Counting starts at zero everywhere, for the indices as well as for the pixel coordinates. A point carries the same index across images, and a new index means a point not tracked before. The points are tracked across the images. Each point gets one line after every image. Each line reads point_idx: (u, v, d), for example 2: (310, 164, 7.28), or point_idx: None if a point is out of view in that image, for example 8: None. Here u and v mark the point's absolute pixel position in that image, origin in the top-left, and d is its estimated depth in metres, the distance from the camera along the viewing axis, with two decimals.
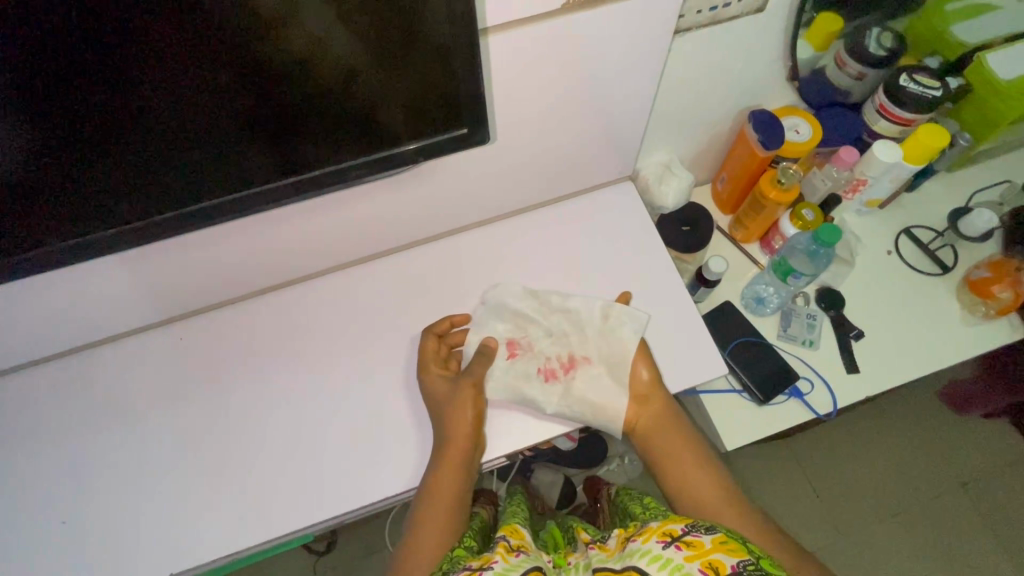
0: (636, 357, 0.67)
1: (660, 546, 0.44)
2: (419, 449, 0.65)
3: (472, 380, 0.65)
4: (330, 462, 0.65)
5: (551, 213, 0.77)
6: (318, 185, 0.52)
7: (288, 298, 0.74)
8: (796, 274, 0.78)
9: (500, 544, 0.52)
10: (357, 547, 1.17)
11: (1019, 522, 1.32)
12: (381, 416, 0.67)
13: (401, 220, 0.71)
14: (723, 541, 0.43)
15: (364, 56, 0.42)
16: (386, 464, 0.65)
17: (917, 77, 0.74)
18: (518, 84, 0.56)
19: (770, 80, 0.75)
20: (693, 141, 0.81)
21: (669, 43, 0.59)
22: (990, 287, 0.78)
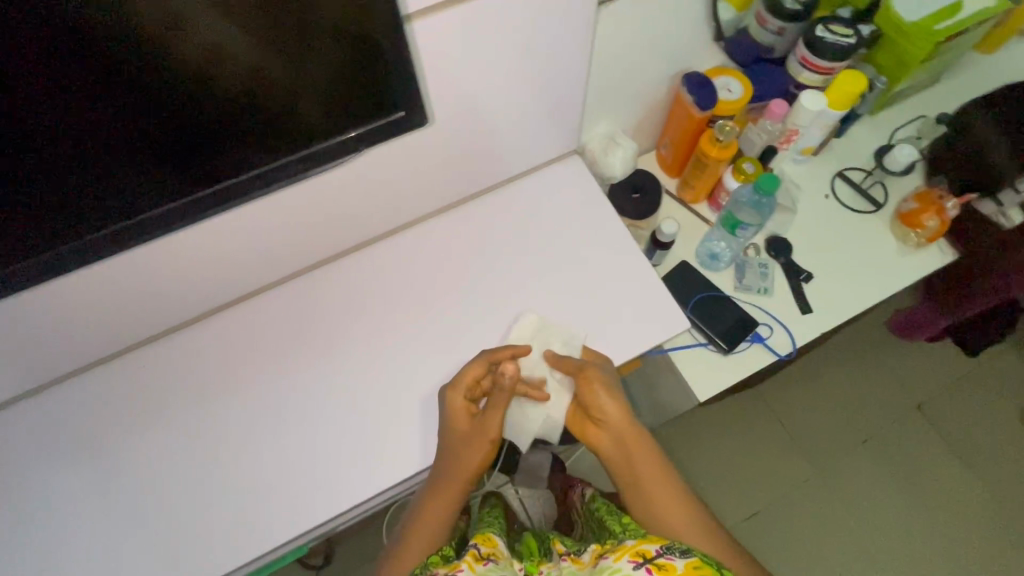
0: (597, 386, 0.65)
1: (631, 567, 0.47)
2: (405, 441, 0.66)
3: (492, 436, 0.64)
4: (313, 469, 0.64)
5: (503, 195, 0.78)
6: (268, 181, 0.52)
7: (253, 310, 0.72)
8: (743, 227, 0.81)
9: (470, 552, 0.56)
10: (354, 553, 1.17)
11: (968, 430, 1.44)
12: (359, 417, 0.66)
13: (359, 215, 0.71)
14: (695, 566, 0.45)
15: (270, 54, 0.41)
16: (375, 461, 0.65)
17: (831, 27, 0.79)
18: (451, 69, 0.56)
19: (698, 41, 0.77)
20: (633, 109, 0.83)
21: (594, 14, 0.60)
22: (919, 217, 0.83)
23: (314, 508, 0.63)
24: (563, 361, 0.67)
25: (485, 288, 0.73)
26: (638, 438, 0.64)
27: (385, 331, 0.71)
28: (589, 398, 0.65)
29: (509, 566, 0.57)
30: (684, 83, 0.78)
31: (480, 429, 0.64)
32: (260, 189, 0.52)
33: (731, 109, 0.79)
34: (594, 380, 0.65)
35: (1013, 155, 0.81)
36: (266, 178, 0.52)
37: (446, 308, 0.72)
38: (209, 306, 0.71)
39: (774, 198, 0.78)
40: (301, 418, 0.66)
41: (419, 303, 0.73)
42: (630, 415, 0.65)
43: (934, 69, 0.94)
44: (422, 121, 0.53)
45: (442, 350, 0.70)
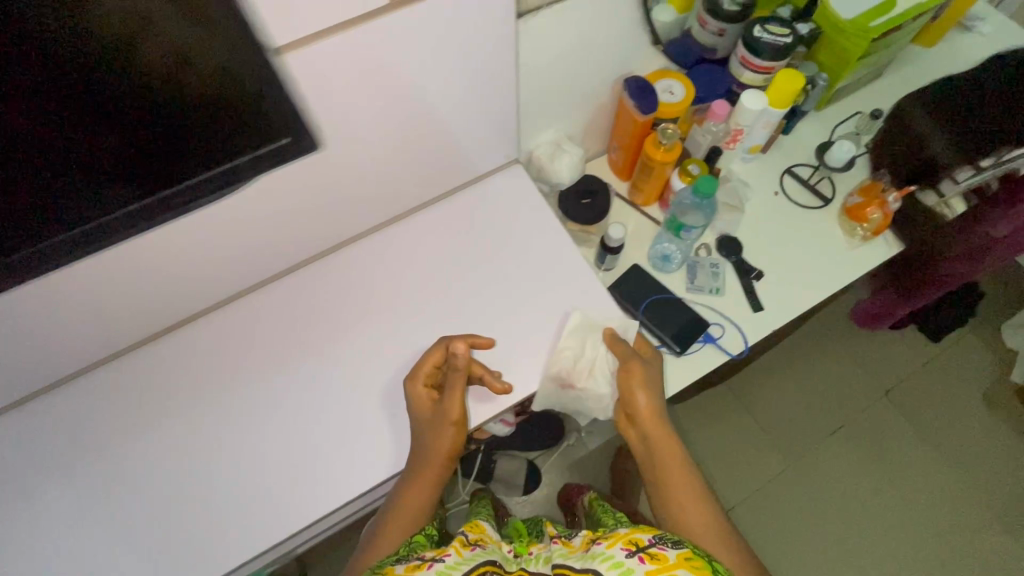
0: (635, 382, 0.66)
1: (624, 554, 0.48)
2: (362, 457, 0.66)
3: (454, 417, 0.64)
4: (262, 492, 0.64)
5: (448, 206, 0.79)
6: (170, 207, 0.51)
7: (204, 330, 0.72)
8: (688, 228, 0.81)
9: (459, 539, 0.56)
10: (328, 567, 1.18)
11: (935, 415, 1.47)
12: (306, 439, 0.66)
13: (306, 230, 0.70)
14: (687, 558, 0.47)
15: (210, 63, 0.41)
16: (326, 480, 0.65)
17: (768, 27, 0.80)
18: (375, 88, 0.56)
19: (636, 46, 0.77)
20: (578, 116, 0.83)
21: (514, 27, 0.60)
22: (864, 210, 0.84)
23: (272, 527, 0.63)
24: (616, 345, 0.68)
25: (437, 299, 0.73)
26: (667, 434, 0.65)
27: (333, 349, 0.71)
28: (627, 392, 0.67)
29: (496, 551, 0.58)
30: (625, 87, 0.78)
31: (443, 414, 0.64)
32: (161, 216, 0.51)
33: (673, 111, 0.80)
34: (636, 374, 0.66)
35: (948, 147, 0.82)
36: (215, 183, 0.51)
37: (398, 320, 0.72)
38: (158, 328, 0.70)
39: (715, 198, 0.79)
40: (257, 438, 0.66)
41: (367, 318, 0.72)
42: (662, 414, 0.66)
43: (876, 64, 0.95)
44: (309, 146, 0.52)
45: (396, 363, 0.70)
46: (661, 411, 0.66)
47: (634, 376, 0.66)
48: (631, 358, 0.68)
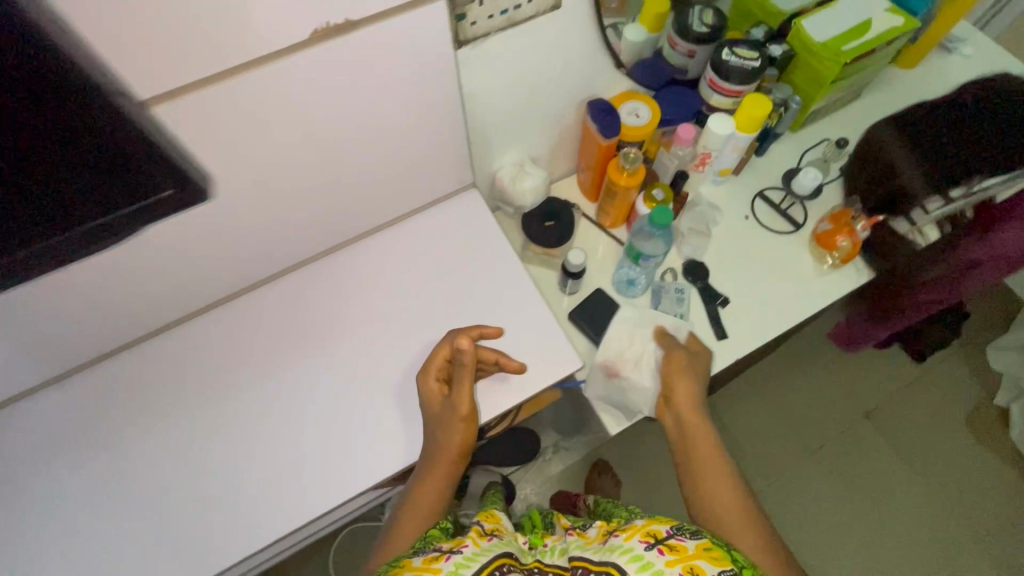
0: (676, 369, 0.68)
1: (643, 547, 0.47)
2: (312, 484, 0.66)
3: (463, 411, 0.64)
4: (203, 521, 0.64)
5: (406, 228, 0.78)
6: (42, 262, 0.47)
7: (157, 350, 0.71)
8: (645, 257, 0.78)
9: (473, 529, 0.54)
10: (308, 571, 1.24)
11: (916, 436, 1.45)
12: (249, 467, 0.66)
13: (261, 252, 0.69)
14: (707, 548, 0.47)
15: (36, 138, 0.36)
16: (269, 508, 0.65)
17: (737, 50, 0.78)
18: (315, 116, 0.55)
19: (600, 71, 0.74)
20: (542, 139, 0.81)
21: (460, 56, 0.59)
22: (833, 238, 0.83)
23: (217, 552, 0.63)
24: (666, 338, 0.73)
25: (396, 324, 0.73)
26: (702, 421, 0.63)
27: (284, 374, 0.70)
28: (669, 375, 0.68)
29: (513, 542, 0.55)
30: (588, 110, 0.77)
31: (452, 407, 0.64)
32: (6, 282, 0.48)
33: (637, 135, 0.78)
34: (681, 361, 0.69)
35: (921, 174, 0.81)
36: (93, 238, 0.47)
37: (355, 344, 0.72)
38: (110, 347, 0.69)
39: (671, 228, 0.75)
40: (207, 462, 0.66)
41: (320, 344, 0.72)
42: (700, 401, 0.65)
43: (853, 86, 0.93)
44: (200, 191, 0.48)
45: (349, 388, 0.70)
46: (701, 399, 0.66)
47: (678, 363, 0.69)
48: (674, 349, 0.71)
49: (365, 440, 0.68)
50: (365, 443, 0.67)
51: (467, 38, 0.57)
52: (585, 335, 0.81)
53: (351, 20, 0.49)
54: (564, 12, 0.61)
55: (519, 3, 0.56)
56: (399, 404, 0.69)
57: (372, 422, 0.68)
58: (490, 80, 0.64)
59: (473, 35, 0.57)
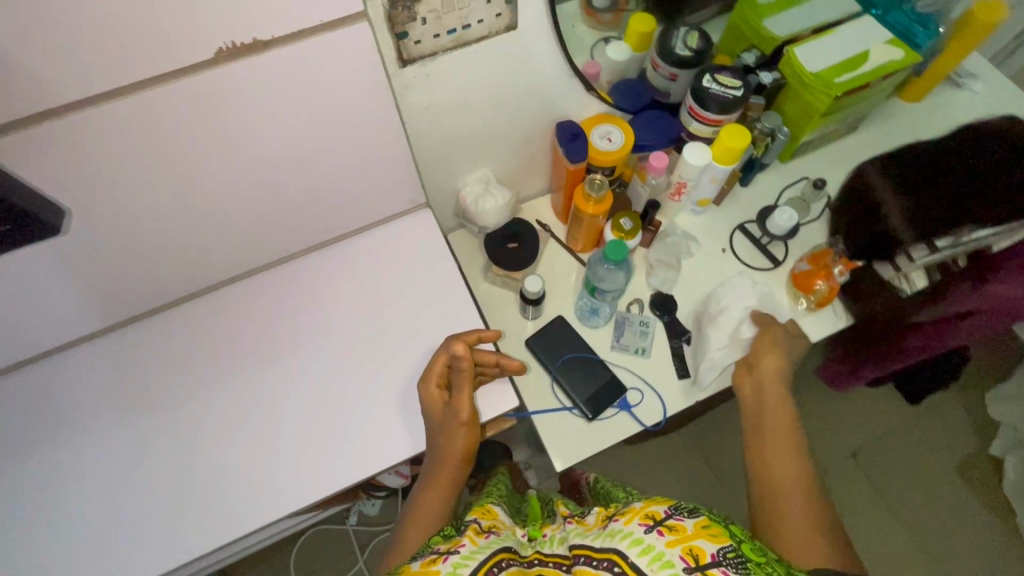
0: (763, 344, 0.71)
1: (643, 530, 0.47)
2: (227, 509, 0.62)
3: (464, 417, 0.62)
4: (101, 546, 0.60)
5: (354, 244, 0.74)
6: None
7: (77, 359, 0.67)
8: (601, 291, 0.75)
9: (471, 526, 0.55)
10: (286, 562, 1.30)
11: (903, 481, 1.39)
12: (153, 491, 0.62)
13: (192, 260, 0.66)
14: (705, 526, 0.46)
15: None
16: (174, 535, 0.61)
17: (718, 77, 0.75)
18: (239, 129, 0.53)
19: (569, 91, 0.71)
20: (510, 157, 0.78)
21: (406, 75, 0.56)
22: (811, 280, 0.79)
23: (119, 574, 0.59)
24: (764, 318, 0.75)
25: (333, 344, 0.69)
26: (779, 396, 0.66)
27: (206, 391, 0.66)
28: (757, 350, 0.71)
29: (510, 536, 0.57)
30: (557, 133, 0.74)
31: (454, 413, 0.63)
32: None
33: (608, 160, 0.75)
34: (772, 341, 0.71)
35: (905, 217, 0.77)
36: None
37: (290, 362, 0.68)
38: (29, 354, 0.66)
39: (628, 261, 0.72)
40: (120, 479, 0.62)
41: (249, 360, 0.68)
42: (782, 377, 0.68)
43: (848, 119, 0.89)
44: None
45: (278, 409, 0.66)
46: (784, 377, 0.69)
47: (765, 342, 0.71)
48: (769, 326, 0.73)
49: (286, 466, 0.64)
50: (289, 469, 0.63)
51: (412, 56, 0.54)
52: (541, 364, 0.78)
53: (260, 40, 0.47)
54: (523, 34, 0.58)
55: (468, 22, 0.53)
56: (330, 429, 0.65)
57: (300, 446, 0.65)
58: (443, 98, 0.62)
59: (419, 53, 0.54)
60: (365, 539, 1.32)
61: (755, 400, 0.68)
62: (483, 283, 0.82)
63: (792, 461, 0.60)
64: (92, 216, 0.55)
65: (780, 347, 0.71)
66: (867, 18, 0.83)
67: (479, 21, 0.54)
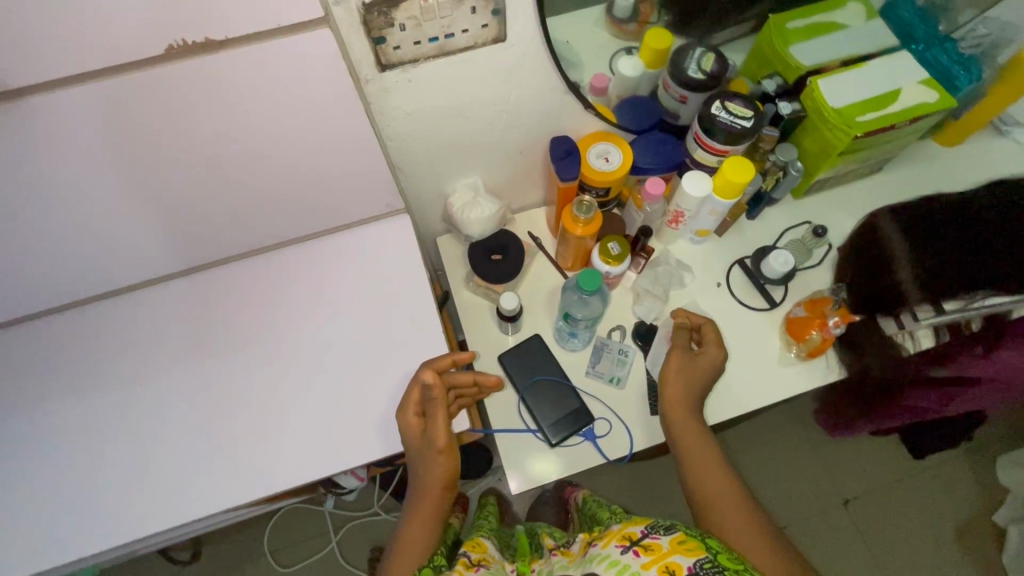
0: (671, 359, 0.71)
1: (619, 552, 0.54)
2: (169, 497, 0.62)
3: (439, 445, 0.62)
4: (47, 516, 0.61)
5: (333, 242, 0.73)
6: None
7: (45, 330, 0.68)
8: (573, 317, 0.72)
9: (461, 560, 0.60)
10: (255, 537, 1.32)
11: (898, 538, 1.33)
12: (104, 467, 0.63)
13: (166, 243, 0.65)
14: (679, 542, 0.51)
15: None
16: (116, 514, 0.61)
17: (729, 105, 0.71)
18: (208, 121, 0.52)
19: (564, 106, 0.68)
20: (502, 166, 0.76)
21: (385, 81, 0.54)
22: (802, 327, 0.75)
23: (63, 544, 0.60)
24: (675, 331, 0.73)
25: (300, 341, 0.69)
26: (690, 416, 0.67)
27: (169, 375, 0.67)
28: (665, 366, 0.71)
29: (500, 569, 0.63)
30: (551, 147, 0.72)
31: (430, 441, 0.63)
32: None
33: (601, 181, 0.72)
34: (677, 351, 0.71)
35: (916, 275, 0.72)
36: None
37: (253, 353, 0.68)
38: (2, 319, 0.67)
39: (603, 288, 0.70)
40: (75, 453, 0.63)
41: (215, 350, 0.68)
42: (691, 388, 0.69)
43: (870, 158, 0.83)
44: None
45: (238, 399, 0.66)
46: (692, 391, 0.69)
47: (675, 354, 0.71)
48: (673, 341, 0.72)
49: (236, 460, 0.64)
50: (238, 462, 0.64)
51: (392, 61, 0.52)
52: (510, 381, 0.76)
53: (213, 40, 0.45)
54: (511, 47, 0.56)
55: (452, 32, 0.51)
56: (283, 428, 0.65)
57: (252, 440, 0.64)
58: (427, 105, 0.60)
59: (399, 59, 0.52)
60: (339, 522, 1.34)
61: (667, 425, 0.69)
62: (464, 292, 0.81)
63: (718, 474, 0.62)
64: (54, 195, 0.55)
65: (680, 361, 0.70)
66: (904, 53, 0.77)
67: (463, 32, 0.52)
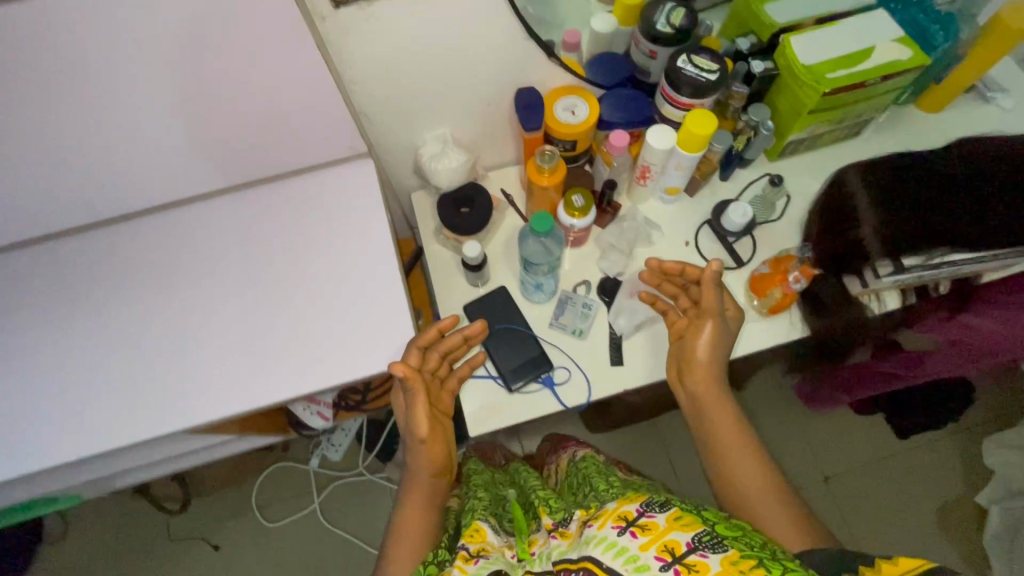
0: (697, 330, 0.69)
1: (615, 533, 0.47)
2: (134, 416, 0.65)
3: (421, 434, 0.67)
4: (20, 431, 0.65)
5: (303, 184, 0.75)
6: None
7: (31, 255, 0.72)
8: (530, 264, 0.73)
9: (459, 554, 0.55)
10: (242, 491, 1.36)
11: (877, 516, 1.33)
12: (76, 387, 0.66)
13: (142, 174, 0.69)
14: (676, 518, 0.46)
15: None
16: (84, 430, 0.65)
17: (695, 58, 0.71)
18: (160, 51, 0.53)
19: (527, 55, 0.69)
20: (470, 119, 0.77)
21: (340, 17, 0.56)
22: (764, 283, 0.76)
23: (30, 459, 0.63)
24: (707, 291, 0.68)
25: (267, 279, 0.71)
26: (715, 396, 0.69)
27: (142, 303, 0.70)
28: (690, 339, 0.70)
29: (500, 558, 0.56)
30: (516, 99, 0.74)
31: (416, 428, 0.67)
32: None
33: (567, 133, 0.73)
34: (704, 322, 0.69)
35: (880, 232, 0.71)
36: None
37: (223, 288, 0.71)
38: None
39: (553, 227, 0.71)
40: (47, 375, 0.67)
41: (186, 282, 0.71)
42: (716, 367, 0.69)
43: (845, 121, 0.83)
44: None
45: (204, 331, 0.69)
46: (717, 369, 0.70)
47: (700, 323, 0.70)
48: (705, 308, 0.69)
49: (198, 388, 0.66)
50: (201, 390, 0.66)
51: None
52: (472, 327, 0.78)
53: None
54: None
55: None
56: (246, 360, 0.67)
57: (215, 369, 0.67)
58: (387, 46, 0.61)
59: None
60: (323, 482, 1.38)
61: (692, 403, 0.70)
62: (433, 244, 0.82)
63: (746, 451, 0.65)
64: (15, 121, 0.56)
65: (706, 327, 0.69)
66: (881, 12, 0.77)
67: None
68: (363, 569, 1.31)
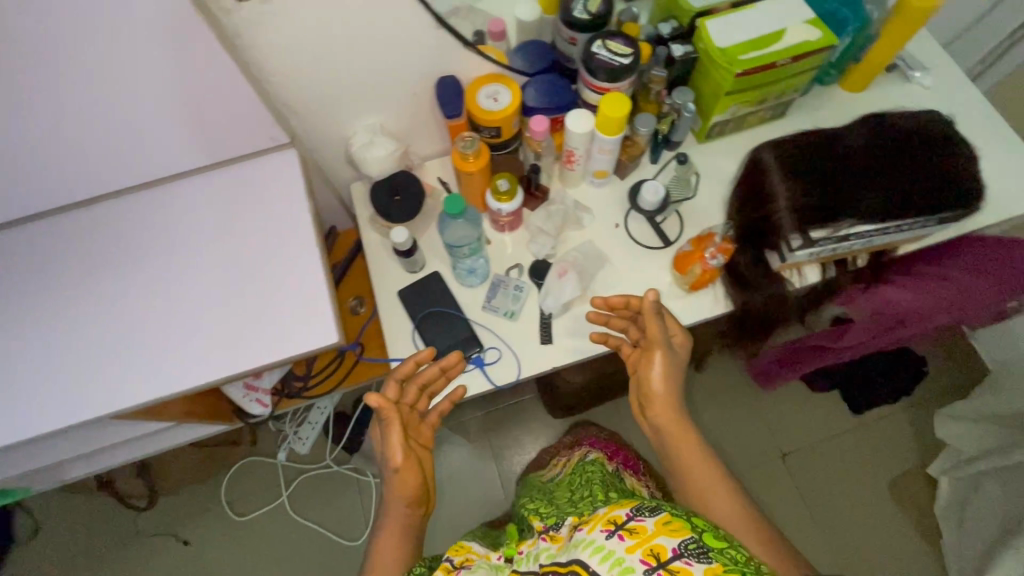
0: (649, 358, 0.72)
1: (604, 537, 0.48)
2: (67, 408, 0.67)
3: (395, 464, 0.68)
4: None
5: (235, 177, 0.77)
6: None
7: None
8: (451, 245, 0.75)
9: (443, 565, 0.58)
10: (211, 486, 1.38)
11: (836, 491, 1.36)
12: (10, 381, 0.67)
13: (68, 171, 0.70)
14: (664, 523, 0.47)
15: None
16: (17, 423, 0.66)
17: (610, 43, 0.73)
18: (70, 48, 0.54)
19: (445, 45, 0.71)
20: (398, 108, 0.79)
21: (246, 10, 0.57)
22: (687, 260, 0.78)
23: None
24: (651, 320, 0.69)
25: (199, 270, 0.72)
26: (673, 419, 0.70)
27: (74, 297, 0.71)
28: (644, 367, 0.73)
29: (484, 565, 0.59)
30: (439, 87, 0.76)
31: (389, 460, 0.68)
32: None
33: (488, 119, 0.75)
34: (653, 351, 0.71)
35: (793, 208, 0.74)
36: None
37: (156, 280, 0.72)
38: None
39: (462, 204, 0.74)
40: None
41: (117, 275, 0.72)
42: (670, 393, 0.71)
43: (767, 102, 0.86)
44: None
45: (137, 322, 0.70)
46: (672, 395, 0.72)
47: (649, 353, 0.72)
48: (652, 342, 0.71)
49: (133, 377, 0.68)
50: (134, 381, 0.68)
51: None
52: (406, 311, 0.80)
53: None
54: None
55: None
56: (178, 349, 0.69)
57: (148, 359, 0.69)
58: (299, 37, 0.62)
59: None
60: (291, 476, 1.40)
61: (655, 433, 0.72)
62: (369, 232, 0.84)
63: (710, 468, 0.65)
64: None
65: (657, 358, 0.71)
66: None
67: None
68: (332, 559, 1.33)
